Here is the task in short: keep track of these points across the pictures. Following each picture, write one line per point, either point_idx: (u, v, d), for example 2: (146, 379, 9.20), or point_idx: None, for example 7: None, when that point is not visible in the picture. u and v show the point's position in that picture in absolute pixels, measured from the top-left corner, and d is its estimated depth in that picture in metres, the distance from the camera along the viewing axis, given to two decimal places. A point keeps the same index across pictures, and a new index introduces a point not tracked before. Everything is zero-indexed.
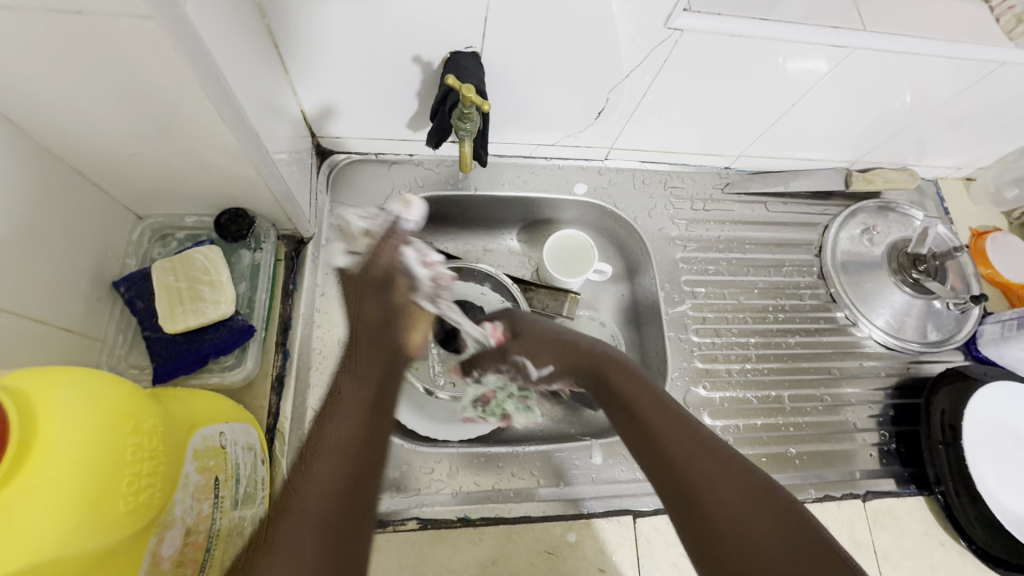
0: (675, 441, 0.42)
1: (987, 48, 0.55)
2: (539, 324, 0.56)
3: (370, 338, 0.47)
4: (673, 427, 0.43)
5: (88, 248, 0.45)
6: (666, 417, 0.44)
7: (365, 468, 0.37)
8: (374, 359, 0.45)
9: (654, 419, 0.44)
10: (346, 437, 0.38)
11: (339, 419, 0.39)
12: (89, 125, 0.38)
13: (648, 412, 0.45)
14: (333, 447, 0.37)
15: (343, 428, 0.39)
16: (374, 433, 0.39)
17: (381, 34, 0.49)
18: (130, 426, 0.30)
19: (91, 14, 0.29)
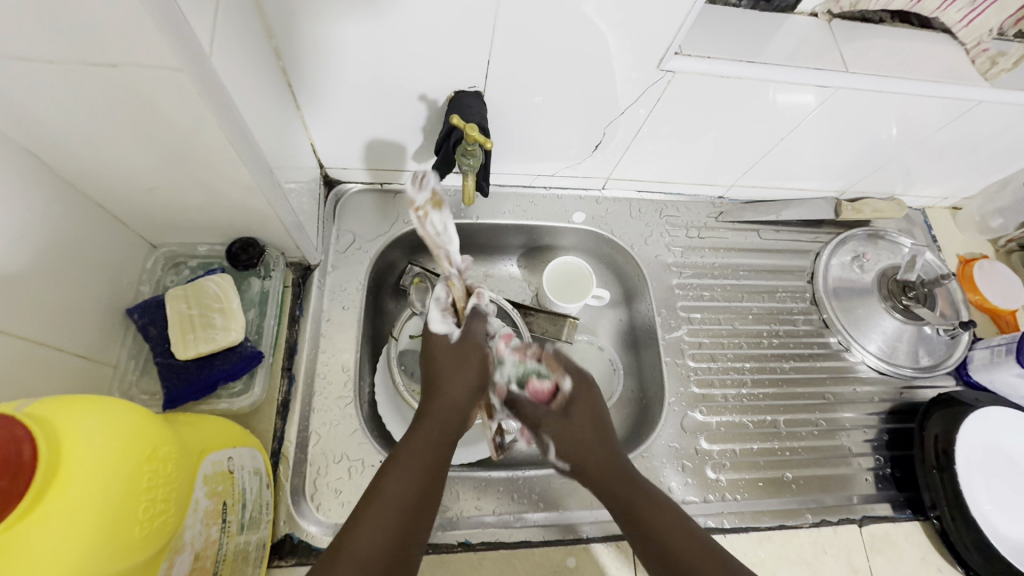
0: (662, 526, 0.45)
1: (963, 88, 0.58)
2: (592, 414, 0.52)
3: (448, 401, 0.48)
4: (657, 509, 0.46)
5: (105, 278, 0.47)
6: (651, 500, 0.47)
7: (414, 533, 0.42)
8: (445, 421, 0.47)
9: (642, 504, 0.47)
10: (405, 498, 0.42)
11: (401, 475, 0.43)
12: (113, 163, 0.40)
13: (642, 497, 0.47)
14: (392, 508, 0.41)
15: (399, 496, 0.42)
16: (431, 495, 0.44)
17: (390, 75, 0.52)
18: (147, 453, 0.31)
19: (124, 66, 0.32)
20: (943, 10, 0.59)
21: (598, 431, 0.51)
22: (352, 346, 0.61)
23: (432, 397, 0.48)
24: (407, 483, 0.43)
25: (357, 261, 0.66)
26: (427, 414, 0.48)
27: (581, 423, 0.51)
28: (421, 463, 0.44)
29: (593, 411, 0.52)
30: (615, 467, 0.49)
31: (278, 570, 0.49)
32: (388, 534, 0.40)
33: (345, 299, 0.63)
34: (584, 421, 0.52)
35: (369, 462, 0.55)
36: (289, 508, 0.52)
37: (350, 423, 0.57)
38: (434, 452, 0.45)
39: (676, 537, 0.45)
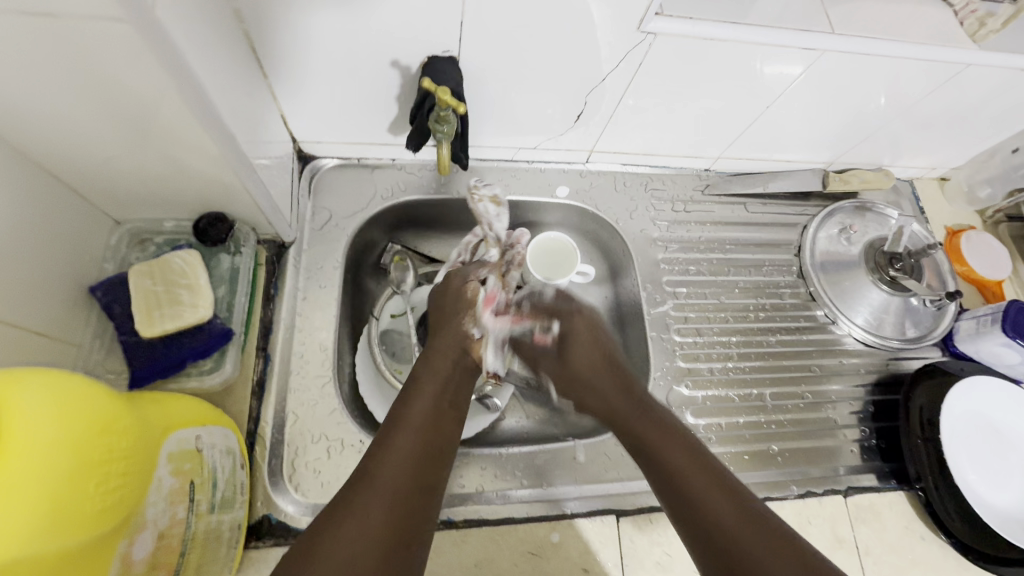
0: (692, 478, 0.43)
1: (953, 51, 0.57)
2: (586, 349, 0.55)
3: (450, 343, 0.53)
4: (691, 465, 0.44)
5: (67, 255, 0.45)
6: (681, 455, 0.45)
7: (433, 450, 0.44)
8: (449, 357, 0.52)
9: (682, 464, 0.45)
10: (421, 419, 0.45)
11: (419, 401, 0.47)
12: (63, 129, 0.38)
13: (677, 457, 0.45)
14: (408, 440, 0.43)
15: (412, 431, 0.44)
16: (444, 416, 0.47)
17: (360, 40, 0.49)
18: (99, 427, 0.30)
19: (61, 18, 0.30)
20: None
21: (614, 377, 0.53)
22: (330, 324, 0.59)
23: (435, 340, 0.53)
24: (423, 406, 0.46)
25: (334, 239, 0.64)
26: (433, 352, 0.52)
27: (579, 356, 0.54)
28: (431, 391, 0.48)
29: (584, 348, 0.55)
30: (645, 425, 0.49)
31: (256, 551, 0.48)
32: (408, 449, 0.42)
33: (322, 278, 0.61)
34: (583, 334, 0.55)
35: (349, 441, 0.54)
36: (266, 489, 0.51)
37: (328, 402, 0.56)
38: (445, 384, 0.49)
39: (700, 488, 0.43)
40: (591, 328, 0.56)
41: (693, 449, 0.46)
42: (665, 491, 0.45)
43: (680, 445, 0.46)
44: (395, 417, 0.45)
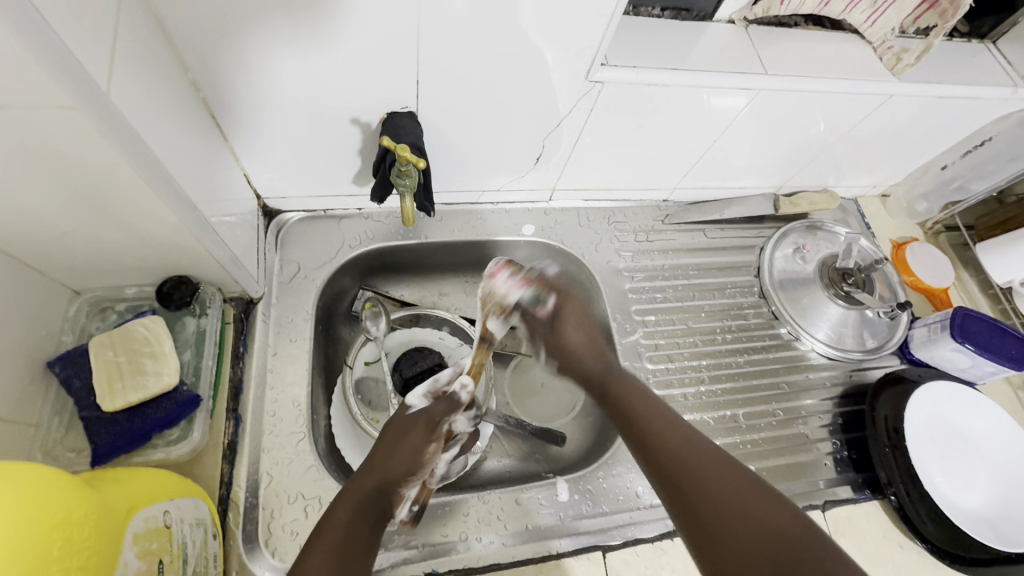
0: (672, 444, 0.47)
1: (876, 84, 0.61)
2: (567, 335, 0.61)
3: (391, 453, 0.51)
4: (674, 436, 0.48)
5: (23, 330, 0.44)
6: (674, 434, 0.48)
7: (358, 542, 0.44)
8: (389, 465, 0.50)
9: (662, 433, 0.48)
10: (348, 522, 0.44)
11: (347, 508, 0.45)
12: (16, 209, 0.38)
13: (658, 426, 0.49)
14: (334, 538, 0.43)
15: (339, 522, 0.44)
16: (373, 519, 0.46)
17: (320, 102, 0.51)
18: (59, 518, 0.29)
19: (10, 108, 0.30)
20: (849, 12, 0.61)
21: (586, 342, 0.60)
22: (302, 379, 0.59)
23: (380, 446, 0.52)
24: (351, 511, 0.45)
25: (303, 291, 0.64)
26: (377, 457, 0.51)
27: (568, 333, 0.61)
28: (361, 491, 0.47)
29: (572, 328, 0.61)
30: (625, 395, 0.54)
31: None
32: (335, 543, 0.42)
33: (292, 331, 0.61)
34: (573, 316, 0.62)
35: (327, 498, 0.53)
36: (241, 557, 0.49)
37: (304, 460, 0.55)
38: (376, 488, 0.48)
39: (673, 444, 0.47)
40: (580, 313, 0.62)
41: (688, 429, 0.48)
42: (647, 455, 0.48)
43: (675, 426, 0.49)
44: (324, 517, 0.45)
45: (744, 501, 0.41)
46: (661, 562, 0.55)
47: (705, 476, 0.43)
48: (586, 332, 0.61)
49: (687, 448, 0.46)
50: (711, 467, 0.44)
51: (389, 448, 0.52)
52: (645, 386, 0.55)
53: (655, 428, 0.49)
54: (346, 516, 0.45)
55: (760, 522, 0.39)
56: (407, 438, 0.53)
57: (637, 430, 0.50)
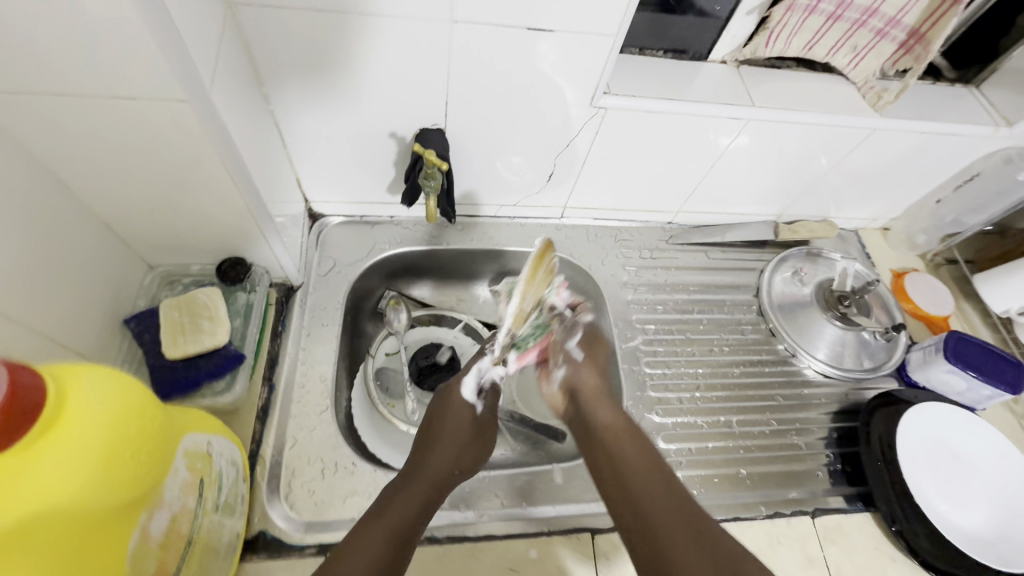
0: (641, 477, 0.48)
1: (859, 118, 0.68)
2: (590, 373, 0.57)
3: (445, 449, 0.55)
4: (644, 467, 0.48)
5: (109, 293, 0.53)
6: (652, 475, 0.48)
7: (408, 537, 0.47)
8: (446, 458, 0.55)
9: (631, 462, 0.49)
10: (401, 520, 0.47)
11: (403, 502, 0.49)
12: (122, 184, 0.47)
13: (629, 451, 0.50)
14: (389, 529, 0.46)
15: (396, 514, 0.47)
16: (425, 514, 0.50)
17: (364, 119, 0.61)
18: (139, 412, 0.36)
19: (139, 99, 0.40)
20: (833, 56, 0.68)
21: (592, 363, 0.58)
22: (329, 359, 0.66)
23: (435, 439, 0.56)
24: (406, 508, 0.48)
25: (336, 283, 0.72)
26: (432, 455, 0.55)
27: (590, 399, 0.55)
28: (417, 486, 0.51)
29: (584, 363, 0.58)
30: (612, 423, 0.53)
31: (251, 563, 0.52)
32: (385, 535, 0.45)
33: (324, 317, 0.69)
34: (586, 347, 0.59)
35: (343, 463, 0.59)
36: (264, 506, 0.55)
37: (325, 428, 0.61)
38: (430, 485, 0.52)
39: (645, 479, 0.47)
40: (592, 347, 0.59)
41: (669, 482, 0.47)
42: (614, 487, 0.48)
43: (646, 461, 0.49)
44: (370, 515, 0.47)
45: None
46: None
47: (656, 514, 0.45)
48: (597, 358, 0.59)
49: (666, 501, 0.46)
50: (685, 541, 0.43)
51: (436, 451, 0.55)
52: (629, 416, 0.54)
53: (631, 460, 0.49)
54: (404, 509, 0.48)
55: None
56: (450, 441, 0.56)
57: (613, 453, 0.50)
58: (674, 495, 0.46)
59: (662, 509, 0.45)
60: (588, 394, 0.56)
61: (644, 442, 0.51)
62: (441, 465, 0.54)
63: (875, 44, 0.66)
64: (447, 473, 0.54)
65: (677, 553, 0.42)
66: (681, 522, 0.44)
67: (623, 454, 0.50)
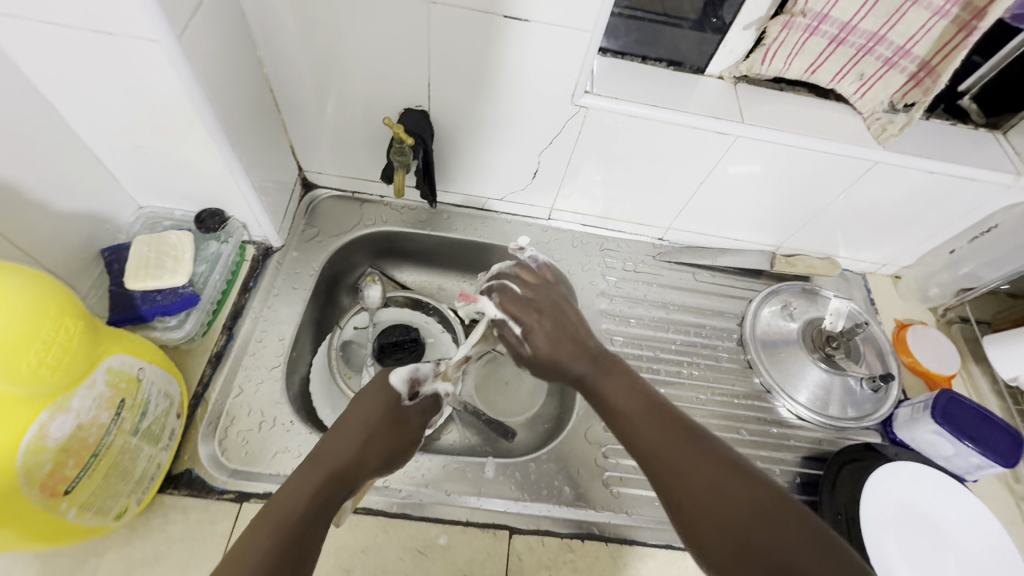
0: (659, 430, 0.46)
1: (860, 149, 0.65)
2: (554, 317, 0.58)
3: (351, 435, 0.49)
4: (655, 418, 0.48)
5: (87, 220, 0.57)
6: (668, 427, 0.47)
7: (307, 528, 0.41)
8: (350, 441, 0.48)
9: (643, 415, 0.48)
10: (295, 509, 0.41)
11: (299, 489, 0.43)
12: (108, 118, 0.51)
13: (636, 406, 0.49)
14: (278, 524, 0.40)
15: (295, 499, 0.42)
16: (328, 505, 0.44)
17: (352, 94, 0.63)
18: (56, 314, 0.38)
19: (116, 35, 0.43)
20: (838, 82, 0.65)
21: (560, 316, 0.58)
22: (292, 320, 0.68)
23: (342, 423, 0.50)
24: (299, 496, 0.42)
25: (315, 251, 0.75)
26: (335, 439, 0.48)
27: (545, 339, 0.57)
28: (321, 473, 0.45)
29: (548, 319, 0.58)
30: (613, 383, 0.52)
31: (168, 496, 0.53)
32: (278, 528, 0.39)
33: (297, 280, 0.71)
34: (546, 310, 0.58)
35: (280, 420, 0.61)
36: (195, 445, 0.57)
37: (271, 383, 0.63)
38: (335, 466, 0.46)
39: (662, 432, 0.46)
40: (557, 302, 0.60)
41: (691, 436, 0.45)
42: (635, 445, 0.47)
43: (660, 408, 0.49)
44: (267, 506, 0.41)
45: (776, 538, 0.38)
46: (564, 559, 0.56)
47: (691, 461, 0.43)
48: (558, 316, 0.58)
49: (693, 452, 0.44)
50: (719, 477, 0.42)
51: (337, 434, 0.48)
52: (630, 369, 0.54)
53: (640, 413, 0.49)
54: (297, 501, 0.42)
55: (792, 546, 0.37)
56: (355, 423, 0.50)
57: (619, 414, 0.50)
58: (698, 438, 0.45)
59: (689, 451, 0.44)
60: (565, 354, 0.55)
61: (649, 391, 0.51)
62: (347, 449, 0.47)
63: (883, 74, 0.63)
64: (354, 460, 0.47)
65: (718, 492, 0.41)
66: (717, 464, 0.43)
67: (629, 405, 0.49)
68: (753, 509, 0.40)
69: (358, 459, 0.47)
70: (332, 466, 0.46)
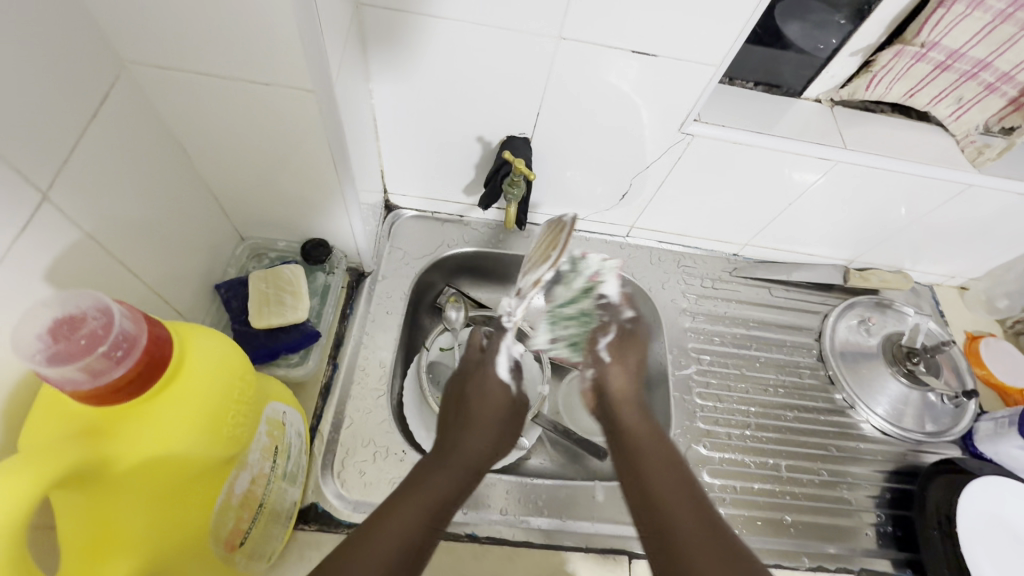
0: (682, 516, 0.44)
1: (958, 172, 0.65)
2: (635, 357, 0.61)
3: (441, 466, 0.47)
4: (678, 498, 0.46)
5: (207, 260, 0.57)
6: (691, 512, 0.44)
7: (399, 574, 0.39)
8: (445, 476, 0.47)
9: (664, 493, 0.46)
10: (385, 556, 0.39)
11: (390, 532, 0.40)
12: (236, 158, 0.51)
13: (657, 480, 0.47)
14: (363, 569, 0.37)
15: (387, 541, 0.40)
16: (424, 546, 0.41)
17: (456, 121, 0.63)
18: (239, 374, 0.38)
19: (273, 85, 0.43)
20: (934, 105, 0.66)
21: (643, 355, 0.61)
22: (390, 345, 0.68)
23: (445, 456, 0.49)
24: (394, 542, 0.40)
25: (402, 274, 0.74)
26: (428, 475, 0.46)
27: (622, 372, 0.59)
28: (413, 509, 0.43)
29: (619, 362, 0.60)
30: (654, 449, 0.50)
31: (301, 532, 0.54)
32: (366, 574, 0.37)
33: (389, 304, 0.71)
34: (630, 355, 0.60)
35: (393, 450, 0.61)
36: (317, 480, 0.57)
37: (380, 413, 0.63)
38: (432, 504, 0.44)
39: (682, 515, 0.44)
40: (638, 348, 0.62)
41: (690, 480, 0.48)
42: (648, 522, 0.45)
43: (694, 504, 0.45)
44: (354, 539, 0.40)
45: None
46: None
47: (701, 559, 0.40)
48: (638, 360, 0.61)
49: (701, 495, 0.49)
50: None
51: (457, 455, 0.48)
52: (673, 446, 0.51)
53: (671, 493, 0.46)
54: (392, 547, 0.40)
55: None
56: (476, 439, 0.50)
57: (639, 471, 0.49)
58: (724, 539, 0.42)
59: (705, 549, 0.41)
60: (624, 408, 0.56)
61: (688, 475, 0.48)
62: (439, 480, 0.46)
63: (982, 98, 0.64)
64: (450, 492, 0.46)
65: None
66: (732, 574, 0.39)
67: (660, 478, 0.48)
68: None
69: (447, 490, 0.45)
70: (432, 502, 0.44)
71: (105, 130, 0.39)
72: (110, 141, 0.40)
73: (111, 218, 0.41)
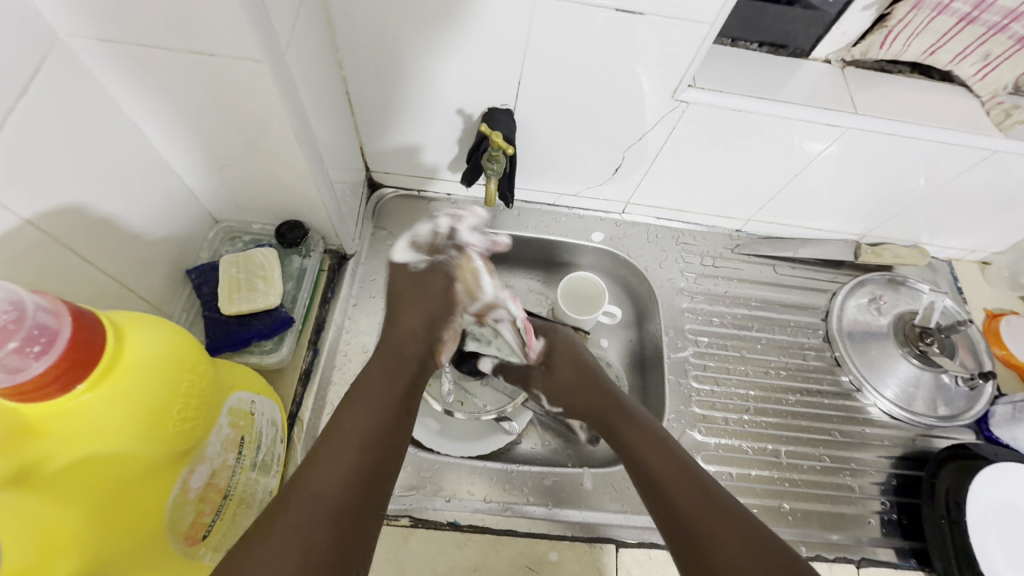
0: (664, 471, 0.48)
1: (981, 138, 0.60)
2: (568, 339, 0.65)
3: (365, 395, 0.48)
4: (655, 452, 0.50)
5: (176, 244, 0.55)
6: (667, 458, 0.49)
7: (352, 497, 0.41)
8: (377, 398, 0.48)
9: (649, 455, 0.50)
10: (336, 481, 0.41)
11: (330, 461, 0.42)
12: (194, 137, 0.48)
13: (643, 447, 0.51)
14: (319, 498, 0.40)
15: (337, 467, 0.42)
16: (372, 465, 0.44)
17: (433, 92, 0.59)
18: (186, 365, 0.37)
19: (219, 56, 0.39)
20: (956, 64, 0.60)
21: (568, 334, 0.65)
22: (372, 330, 0.66)
23: (370, 382, 0.50)
24: (337, 469, 0.42)
25: (386, 255, 0.72)
26: (355, 406, 0.47)
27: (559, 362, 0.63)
28: (354, 438, 0.44)
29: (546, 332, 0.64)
30: (627, 426, 0.54)
31: None
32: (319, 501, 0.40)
33: (373, 288, 0.69)
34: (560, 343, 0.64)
35: None
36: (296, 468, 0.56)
37: None
38: (367, 429, 0.45)
39: (665, 470, 0.48)
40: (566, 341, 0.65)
41: (664, 438, 0.51)
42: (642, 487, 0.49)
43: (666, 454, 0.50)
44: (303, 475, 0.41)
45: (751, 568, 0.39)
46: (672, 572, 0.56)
47: (681, 501, 0.45)
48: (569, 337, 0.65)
49: (693, 491, 0.46)
50: (714, 522, 0.43)
51: (359, 407, 0.47)
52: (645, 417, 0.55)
53: (646, 451, 0.51)
54: (339, 471, 0.42)
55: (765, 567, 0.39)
56: (382, 389, 0.49)
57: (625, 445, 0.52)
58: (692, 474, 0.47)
59: (681, 487, 0.46)
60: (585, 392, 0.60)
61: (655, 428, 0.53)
62: (372, 407, 0.47)
63: (1011, 54, 0.58)
64: (391, 413, 0.48)
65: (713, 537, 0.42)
66: (707, 504, 0.44)
67: (640, 444, 0.51)
68: (747, 544, 0.41)
69: (385, 414, 0.47)
70: (366, 429, 0.45)
71: (42, 109, 0.37)
72: (49, 121, 0.38)
73: (57, 204, 0.39)
